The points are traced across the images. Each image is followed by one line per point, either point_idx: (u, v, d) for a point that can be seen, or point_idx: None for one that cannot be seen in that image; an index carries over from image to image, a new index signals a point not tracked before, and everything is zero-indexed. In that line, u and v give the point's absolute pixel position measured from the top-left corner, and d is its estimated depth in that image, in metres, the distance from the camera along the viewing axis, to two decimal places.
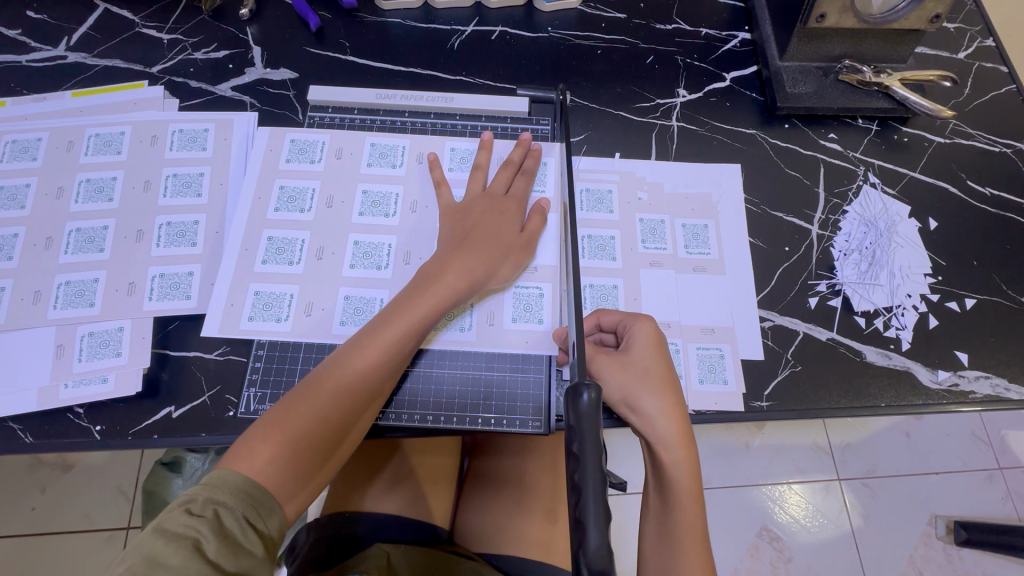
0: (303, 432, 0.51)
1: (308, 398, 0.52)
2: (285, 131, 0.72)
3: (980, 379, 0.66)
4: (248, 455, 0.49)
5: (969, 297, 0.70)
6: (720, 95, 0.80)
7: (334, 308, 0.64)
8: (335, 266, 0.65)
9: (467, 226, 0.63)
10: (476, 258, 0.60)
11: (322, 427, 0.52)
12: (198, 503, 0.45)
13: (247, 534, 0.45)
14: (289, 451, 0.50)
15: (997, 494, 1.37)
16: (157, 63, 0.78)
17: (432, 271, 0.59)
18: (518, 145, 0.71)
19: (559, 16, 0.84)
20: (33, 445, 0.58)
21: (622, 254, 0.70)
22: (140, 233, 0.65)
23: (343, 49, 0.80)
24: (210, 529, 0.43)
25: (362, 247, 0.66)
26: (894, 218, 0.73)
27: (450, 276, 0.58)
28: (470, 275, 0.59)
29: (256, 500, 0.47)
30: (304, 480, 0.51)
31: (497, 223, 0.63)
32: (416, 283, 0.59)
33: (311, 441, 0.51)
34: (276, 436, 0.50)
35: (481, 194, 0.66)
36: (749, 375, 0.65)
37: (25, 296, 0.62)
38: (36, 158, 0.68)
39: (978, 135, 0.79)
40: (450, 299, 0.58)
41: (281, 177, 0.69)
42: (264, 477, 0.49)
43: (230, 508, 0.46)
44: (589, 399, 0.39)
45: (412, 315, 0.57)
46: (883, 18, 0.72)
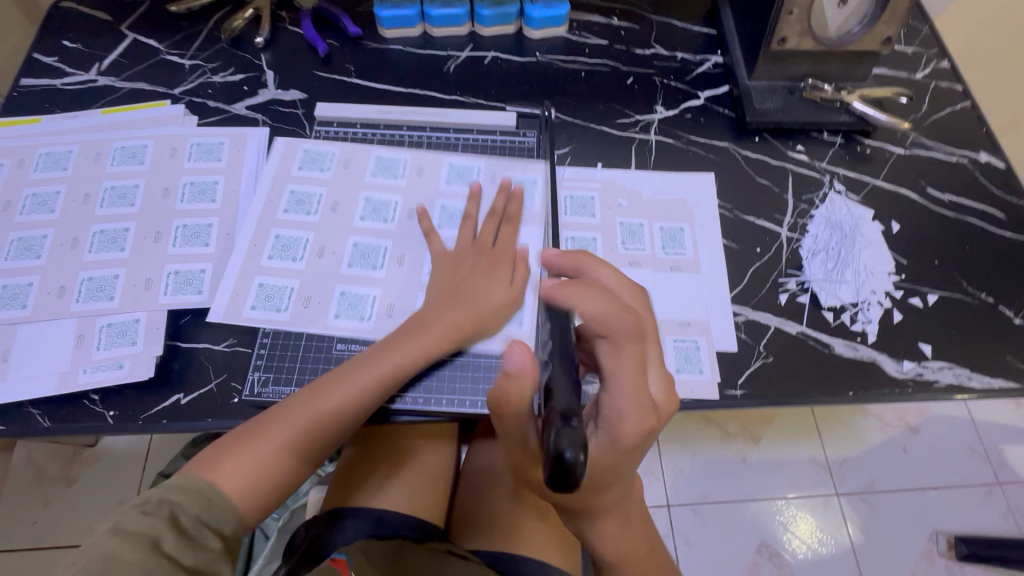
0: (275, 448, 0.56)
1: (285, 420, 0.57)
2: (298, 142, 0.78)
3: (943, 369, 0.69)
4: (217, 464, 0.54)
5: (931, 293, 0.74)
6: (695, 111, 0.87)
7: (329, 301, 0.68)
8: (335, 263, 0.71)
9: (457, 281, 0.67)
10: (462, 313, 0.65)
11: (290, 451, 0.56)
12: (152, 504, 0.49)
13: (202, 531, 0.49)
14: (254, 465, 0.55)
15: (997, 509, 1.37)
16: (179, 85, 0.85)
17: (423, 319, 0.64)
18: (501, 192, 0.75)
19: (546, 43, 0.92)
20: (50, 428, 0.62)
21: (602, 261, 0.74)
22: (158, 234, 0.71)
23: (348, 72, 0.88)
24: (164, 525, 0.47)
25: (362, 249, 0.72)
26: (858, 221, 0.78)
27: (438, 326, 0.63)
28: (458, 329, 0.64)
29: (206, 507, 0.51)
30: (262, 494, 0.55)
31: (483, 278, 0.67)
32: (404, 330, 0.64)
33: (276, 460, 0.56)
34: (245, 452, 0.55)
35: (472, 245, 0.71)
36: (723, 366, 0.69)
37: (51, 290, 0.67)
38: (67, 168, 0.75)
39: (935, 146, 0.85)
40: (436, 348, 0.63)
41: (293, 182, 0.75)
42: (227, 485, 0.53)
43: (182, 507, 0.49)
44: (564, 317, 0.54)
45: (397, 358, 0.61)
46: (840, 40, 0.80)
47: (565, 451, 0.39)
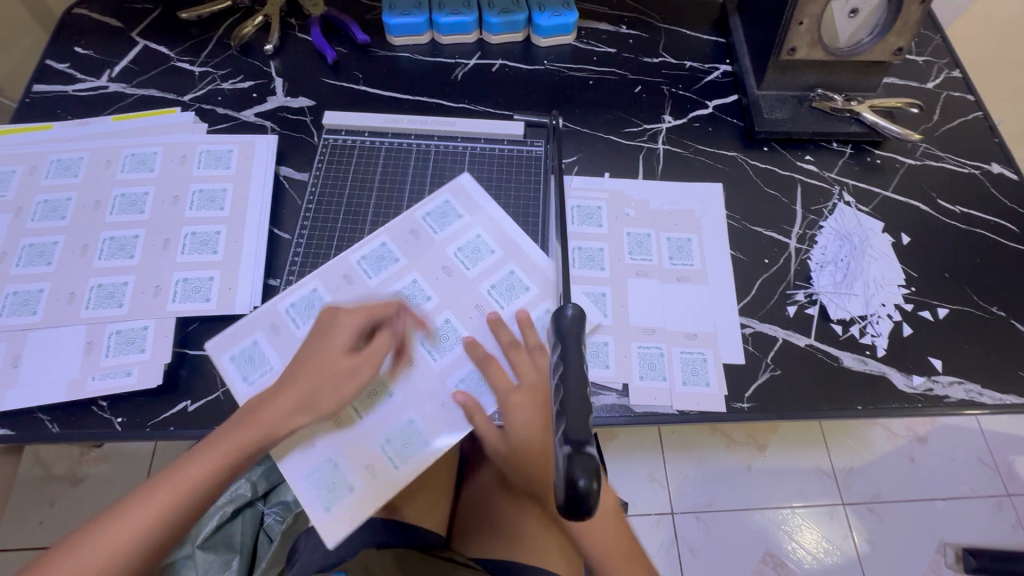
0: (120, 540, 0.51)
1: (136, 504, 0.53)
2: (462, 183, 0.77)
3: (953, 384, 0.69)
4: (71, 550, 0.50)
5: (942, 306, 0.73)
6: (704, 121, 0.87)
7: (275, 371, 0.64)
8: (288, 331, 0.66)
9: (407, 308, 0.65)
10: (326, 369, 0.59)
11: (137, 540, 0.51)
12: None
13: None
14: (98, 556, 0.50)
15: (1007, 521, 1.35)
16: (189, 92, 0.86)
17: (290, 371, 0.60)
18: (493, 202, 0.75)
19: (554, 51, 0.92)
20: (59, 434, 0.63)
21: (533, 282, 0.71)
22: (167, 241, 0.71)
23: (356, 80, 0.88)
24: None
25: (305, 301, 0.68)
26: (868, 232, 0.78)
27: (306, 376, 0.59)
28: (324, 383, 0.59)
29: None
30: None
31: (367, 332, 0.63)
32: (271, 391, 0.59)
33: (123, 552, 0.51)
34: (93, 541, 0.51)
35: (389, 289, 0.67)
36: (730, 379, 0.69)
37: (61, 297, 0.67)
38: (78, 175, 0.75)
39: (947, 157, 0.84)
40: (298, 401, 0.58)
41: (451, 195, 0.76)
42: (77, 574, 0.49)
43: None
44: (572, 316, 0.51)
45: (258, 425, 0.57)
46: (850, 51, 0.79)
47: (578, 479, 0.39)
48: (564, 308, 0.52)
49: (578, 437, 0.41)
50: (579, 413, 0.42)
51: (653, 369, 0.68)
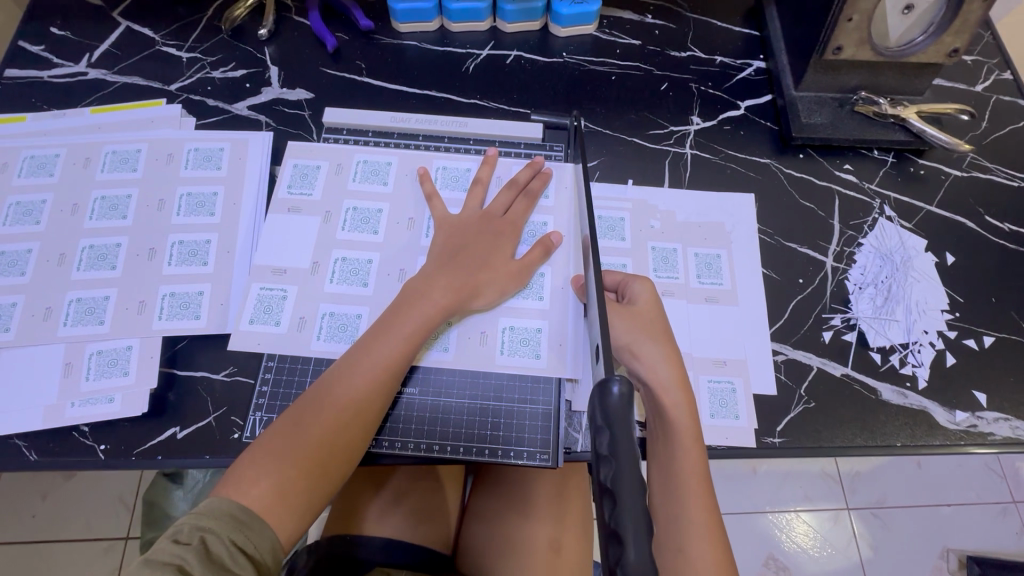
0: (298, 452, 0.51)
1: (297, 424, 0.53)
2: (471, 158, 0.74)
3: (999, 421, 0.64)
4: (239, 482, 0.49)
5: (988, 335, 0.68)
6: (735, 123, 0.80)
7: (314, 324, 0.63)
8: (317, 281, 0.65)
9: (461, 244, 0.63)
10: (463, 277, 0.61)
11: (317, 456, 0.52)
12: (185, 532, 0.46)
13: (235, 558, 0.45)
14: (281, 472, 0.50)
15: (1012, 528, 1.32)
16: (176, 82, 0.79)
17: (417, 289, 0.60)
18: (528, 165, 0.71)
19: (573, 42, 0.85)
20: (37, 463, 0.58)
21: (550, 293, 0.67)
22: (152, 251, 0.65)
23: (359, 70, 0.81)
24: (195, 556, 0.44)
25: (349, 264, 0.66)
26: (911, 252, 0.72)
27: (436, 292, 0.59)
28: (457, 294, 0.60)
29: (245, 525, 0.47)
30: (301, 504, 0.51)
31: (490, 242, 0.64)
32: (399, 300, 0.60)
33: (306, 469, 0.51)
34: (266, 463, 0.51)
35: (479, 213, 0.67)
36: (761, 411, 0.64)
37: (36, 312, 0.62)
38: (53, 174, 0.69)
39: (996, 169, 0.78)
40: (437, 314, 0.59)
41: (441, 158, 0.73)
42: (255, 504, 0.49)
43: (217, 533, 0.46)
44: (620, 393, 0.35)
45: (396, 333, 0.57)
46: (900, 52, 0.72)
47: None
48: (608, 380, 0.35)
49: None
50: (643, 543, 0.30)
51: None
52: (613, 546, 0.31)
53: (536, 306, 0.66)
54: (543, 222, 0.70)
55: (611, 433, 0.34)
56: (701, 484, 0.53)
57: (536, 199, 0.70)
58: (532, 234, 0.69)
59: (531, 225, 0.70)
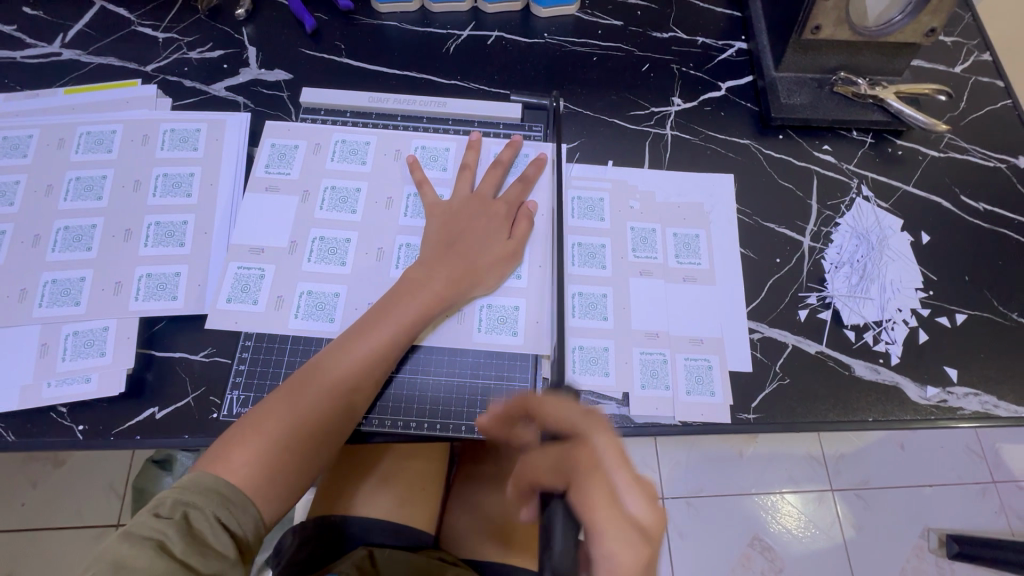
0: (287, 429, 0.52)
1: (288, 403, 0.53)
2: (451, 140, 0.73)
3: (968, 396, 0.65)
4: (224, 457, 0.50)
5: (960, 312, 0.69)
6: (715, 104, 0.80)
7: (292, 302, 0.63)
8: (295, 260, 0.65)
9: (458, 231, 0.64)
10: (460, 265, 0.62)
11: (305, 434, 0.53)
12: (167, 505, 0.46)
13: (217, 535, 0.45)
14: (270, 448, 0.51)
15: (991, 507, 1.35)
16: (152, 63, 0.78)
17: (416, 278, 0.60)
18: (508, 146, 0.71)
19: (556, 22, 0.84)
20: (14, 443, 0.58)
21: (528, 271, 0.67)
22: (128, 232, 0.65)
23: (338, 51, 0.80)
24: (176, 530, 0.44)
25: (327, 243, 0.66)
26: (886, 232, 0.73)
27: (435, 282, 0.60)
28: (454, 284, 0.61)
29: (230, 500, 0.48)
30: (285, 481, 0.51)
31: (484, 228, 0.65)
32: (398, 289, 0.60)
33: (294, 447, 0.52)
34: (254, 439, 0.51)
35: (470, 196, 0.67)
36: (736, 388, 0.65)
37: (11, 293, 0.61)
38: (27, 155, 0.68)
39: (972, 149, 0.78)
40: (434, 303, 0.60)
41: (420, 138, 0.73)
42: (238, 479, 0.49)
43: (201, 508, 0.46)
44: None
45: (395, 321, 0.58)
46: (879, 31, 0.72)
47: None
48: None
49: None
50: None
51: (656, 377, 0.64)
52: None
53: (516, 285, 0.66)
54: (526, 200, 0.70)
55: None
56: None
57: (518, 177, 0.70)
58: None
59: None
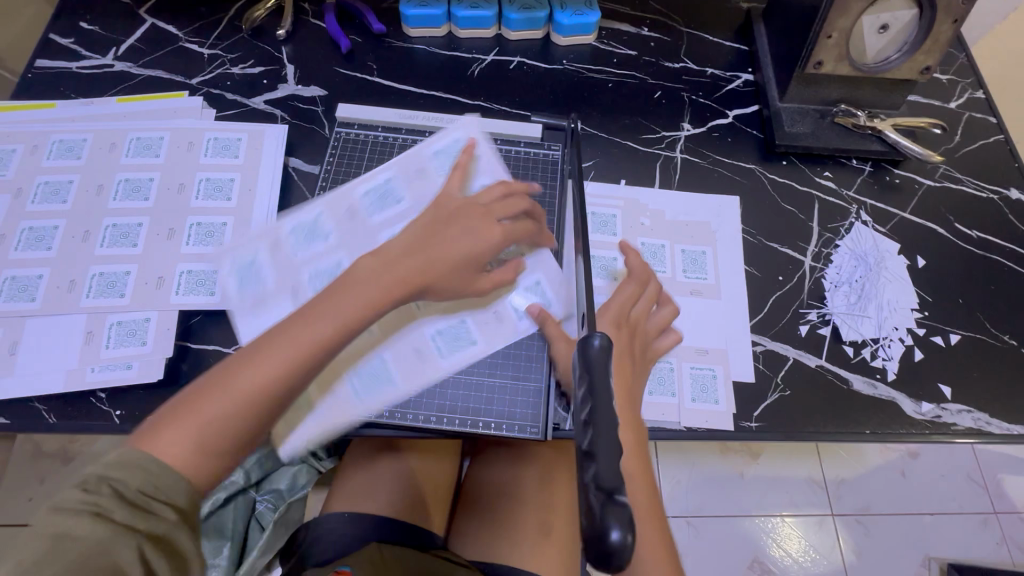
0: (223, 405, 0.47)
1: (226, 379, 0.48)
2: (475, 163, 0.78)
3: (962, 413, 0.68)
4: (154, 433, 0.46)
5: (954, 333, 0.73)
6: (723, 131, 0.85)
7: (314, 300, 0.67)
8: (320, 254, 0.68)
9: (446, 218, 0.60)
10: (438, 251, 0.58)
11: (241, 416, 0.47)
12: (92, 480, 0.42)
13: (150, 503, 0.43)
14: (202, 423, 0.46)
15: (991, 537, 1.36)
16: (197, 76, 0.83)
17: (382, 260, 0.56)
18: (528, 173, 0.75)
19: (574, 50, 0.90)
20: (56, 425, 0.61)
21: (546, 284, 0.70)
22: (172, 231, 0.69)
23: (370, 71, 0.86)
24: (111, 501, 0.42)
25: (353, 240, 0.70)
26: (884, 254, 0.77)
27: (403, 267, 0.56)
28: (428, 272, 0.57)
29: (161, 479, 0.44)
30: (213, 464, 0.47)
31: (471, 216, 0.61)
32: (368, 264, 0.56)
33: (229, 429, 0.47)
34: (189, 417, 0.46)
35: (484, 217, 0.70)
36: (740, 397, 0.68)
37: (61, 284, 0.66)
38: (80, 157, 0.73)
39: (966, 180, 0.83)
40: (401, 285, 0.55)
41: (439, 147, 0.76)
42: (165, 454, 0.45)
43: (128, 484, 0.43)
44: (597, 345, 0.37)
45: (356, 296, 0.53)
46: (877, 67, 0.78)
47: (609, 531, 0.29)
48: (590, 336, 0.37)
49: (611, 484, 0.30)
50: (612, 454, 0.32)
51: (663, 384, 0.68)
52: (585, 460, 0.33)
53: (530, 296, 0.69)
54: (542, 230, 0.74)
55: (591, 380, 0.36)
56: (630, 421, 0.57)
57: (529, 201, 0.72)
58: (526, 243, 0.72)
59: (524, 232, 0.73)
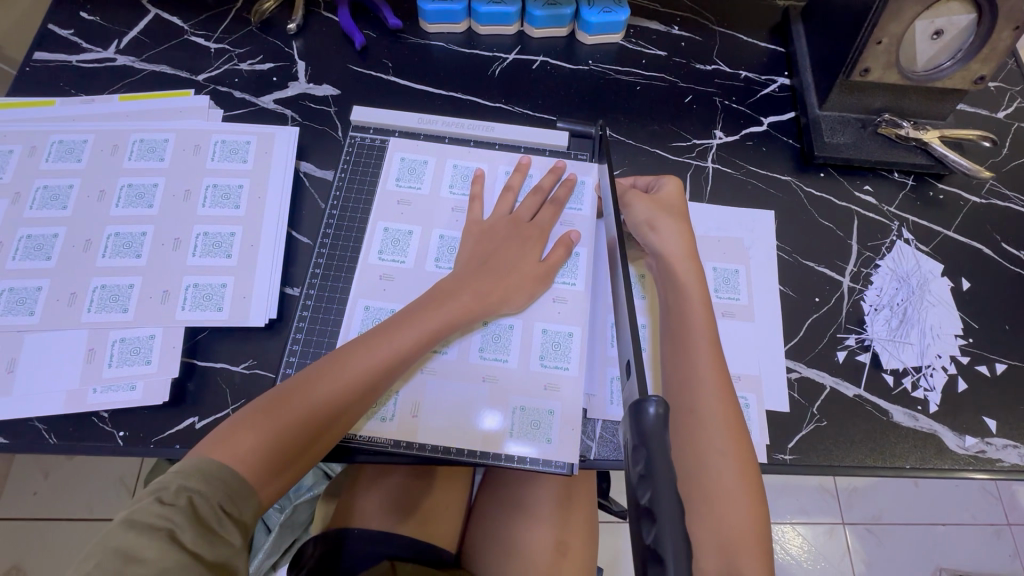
0: (296, 415, 0.50)
1: (303, 389, 0.52)
2: (498, 164, 0.73)
3: (1007, 448, 0.65)
4: (229, 440, 0.48)
5: (1000, 362, 0.69)
6: (757, 139, 0.81)
7: (354, 319, 0.63)
8: (365, 252, 0.67)
9: (489, 251, 0.63)
10: (490, 283, 0.61)
11: (314, 424, 0.51)
12: (170, 491, 0.42)
13: (221, 521, 0.43)
14: (277, 432, 0.49)
15: (1005, 549, 1.33)
16: (204, 72, 0.79)
17: (445, 289, 0.60)
18: (551, 171, 0.71)
19: (600, 50, 0.85)
20: (56, 446, 0.58)
21: (582, 275, 0.67)
22: (177, 241, 0.66)
23: (385, 69, 0.81)
24: (184, 517, 0.41)
25: (391, 234, 0.68)
26: (927, 276, 0.73)
27: (464, 295, 0.60)
28: (483, 300, 0.60)
29: (233, 487, 0.45)
30: (282, 472, 0.49)
31: (518, 247, 0.64)
32: (430, 295, 0.60)
33: (302, 437, 0.50)
34: (266, 422, 0.49)
35: (507, 217, 0.67)
36: (773, 427, 0.65)
37: (61, 297, 0.62)
38: (81, 159, 0.69)
39: (1014, 196, 0.78)
40: (461, 315, 0.59)
41: (454, 157, 0.73)
42: (239, 463, 0.47)
43: (206, 496, 0.43)
44: (656, 414, 0.30)
45: (423, 321, 0.57)
46: (927, 76, 0.73)
47: None
48: (644, 400, 0.31)
49: None
50: (683, 562, 0.26)
51: None
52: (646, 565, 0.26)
53: (571, 290, 0.66)
54: (567, 226, 0.69)
55: (648, 456, 0.29)
56: (735, 432, 0.55)
57: (564, 207, 0.69)
58: (553, 237, 0.68)
59: (556, 229, 0.69)
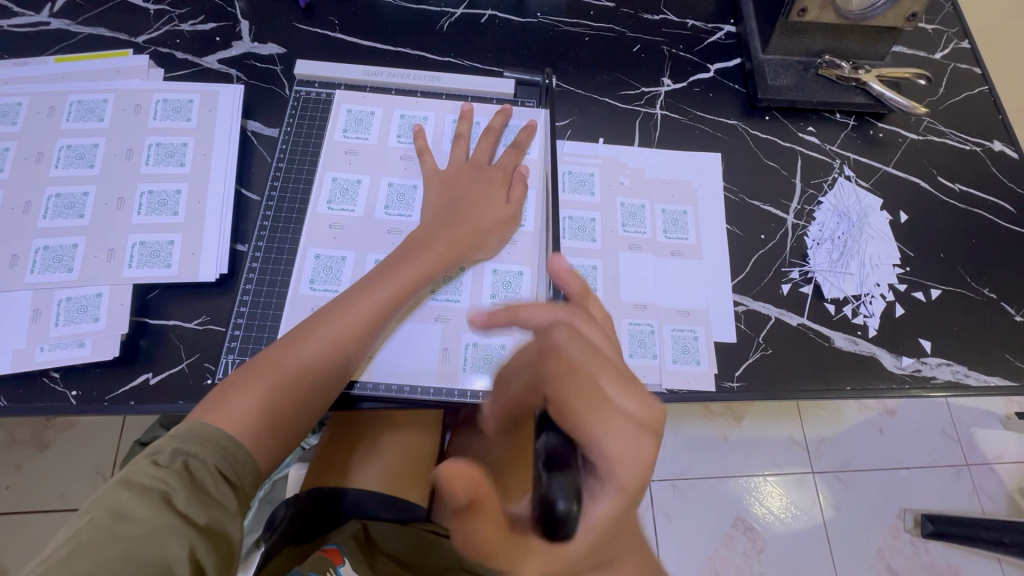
0: (288, 376, 0.51)
1: (292, 346, 0.53)
2: (446, 113, 0.73)
3: (941, 366, 0.68)
4: (225, 404, 0.48)
5: (934, 288, 0.72)
6: (704, 86, 0.82)
7: (305, 266, 0.65)
8: (313, 201, 0.67)
9: (456, 198, 0.64)
10: (462, 231, 0.62)
11: (308, 383, 0.52)
12: (166, 454, 0.44)
13: (216, 483, 0.44)
14: (271, 393, 0.50)
15: (962, 488, 1.40)
16: (143, 33, 0.77)
17: (418, 240, 0.61)
18: (500, 113, 0.72)
19: (548, 3, 0.85)
20: (7, 408, 0.58)
21: (534, 217, 0.68)
22: (121, 200, 0.65)
23: (332, 27, 0.80)
24: (179, 481, 0.43)
25: (339, 184, 0.68)
26: (867, 210, 0.76)
27: (439, 243, 0.61)
28: (456, 246, 0.61)
29: (230, 450, 0.46)
30: (282, 434, 0.50)
31: (483, 193, 0.66)
32: (405, 247, 0.61)
33: (297, 395, 0.51)
34: (259, 383, 0.50)
35: (464, 163, 0.68)
36: (721, 357, 0.67)
37: (2, 259, 0.61)
38: (15, 123, 0.68)
39: (949, 132, 0.81)
40: (438, 264, 0.60)
41: (401, 108, 0.73)
42: (238, 426, 0.47)
43: (201, 459, 0.44)
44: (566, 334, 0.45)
45: (403, 274, 0.58)
46: (861, 15, 0.74)
47: (556, 500, 0.34)
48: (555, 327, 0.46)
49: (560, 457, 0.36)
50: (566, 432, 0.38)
51: (643, 347, 0.66)
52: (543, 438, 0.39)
53: (522, 232, 0.68)
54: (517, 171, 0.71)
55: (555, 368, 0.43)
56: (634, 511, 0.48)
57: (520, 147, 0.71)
58: None
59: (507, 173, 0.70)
